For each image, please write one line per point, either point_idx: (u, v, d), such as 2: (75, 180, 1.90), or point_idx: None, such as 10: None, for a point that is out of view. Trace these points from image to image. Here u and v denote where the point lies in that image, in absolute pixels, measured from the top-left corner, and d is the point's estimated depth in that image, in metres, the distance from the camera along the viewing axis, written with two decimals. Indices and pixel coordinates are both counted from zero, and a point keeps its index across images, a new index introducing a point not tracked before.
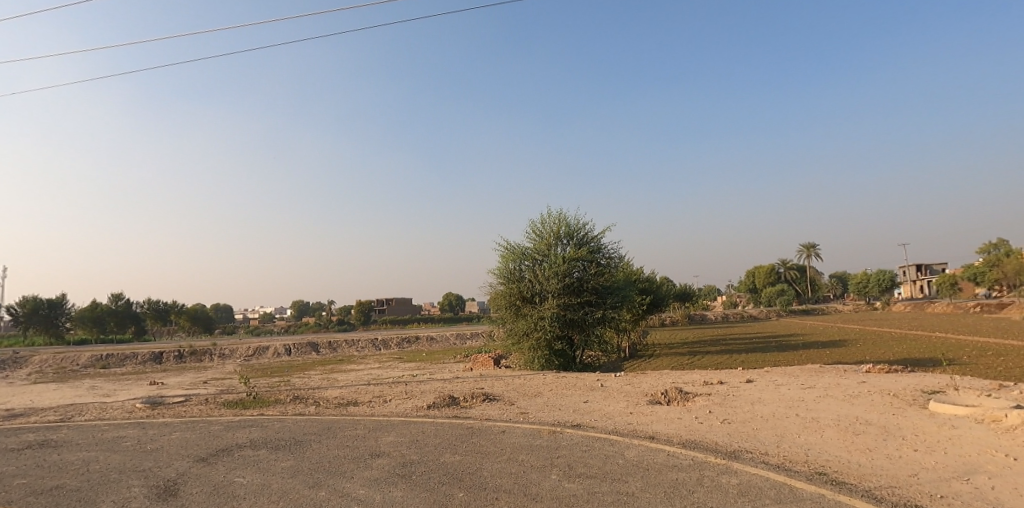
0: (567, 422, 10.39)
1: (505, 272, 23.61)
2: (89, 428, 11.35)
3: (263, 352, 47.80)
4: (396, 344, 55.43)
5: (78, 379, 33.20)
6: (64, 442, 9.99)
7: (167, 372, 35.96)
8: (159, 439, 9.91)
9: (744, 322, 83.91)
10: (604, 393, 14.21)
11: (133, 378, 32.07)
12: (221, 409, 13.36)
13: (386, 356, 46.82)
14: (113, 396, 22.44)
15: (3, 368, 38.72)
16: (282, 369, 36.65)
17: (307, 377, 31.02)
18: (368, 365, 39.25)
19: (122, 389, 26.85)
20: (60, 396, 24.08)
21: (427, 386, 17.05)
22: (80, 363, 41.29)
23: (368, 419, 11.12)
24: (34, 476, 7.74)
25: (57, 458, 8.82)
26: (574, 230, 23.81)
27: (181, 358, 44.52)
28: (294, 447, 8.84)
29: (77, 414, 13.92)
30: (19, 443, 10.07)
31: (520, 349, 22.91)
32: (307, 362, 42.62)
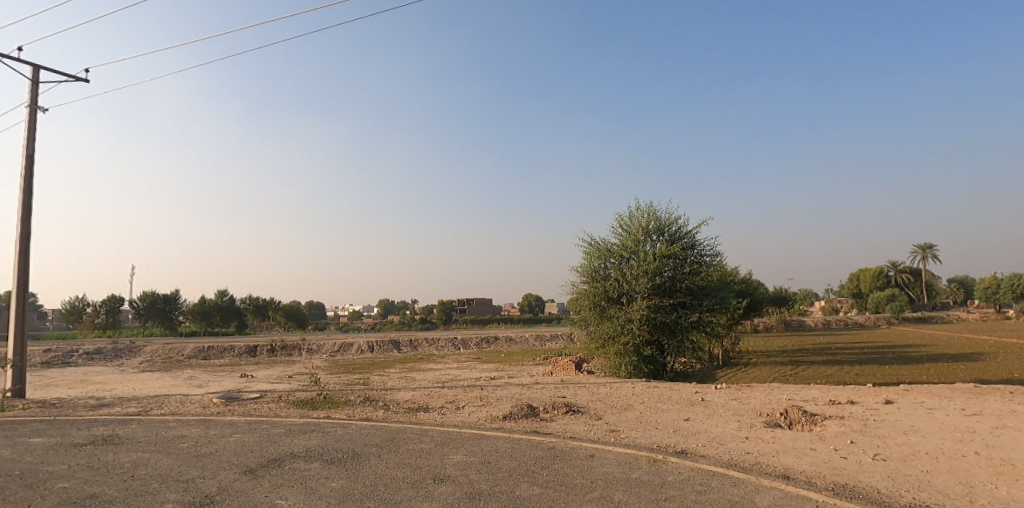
0: (669, 446, 8.60)
1: (589, 270, 21.84)
2: (157, 424, 10.96)
3: (347, 349, 48.93)
4: (475, 344, 55.02)
5: (180, 368, 35.19)
6: (128, 440, 9.53)
7: (258, 364, 37.36)
8: (217, 441, 9.20)
9: (850, 329, 76.30)
10: (709, 410, 12.14)
11: (227, 370, 33.47)
12: (289, 409, 12.72)
13: (466, 356, 46.31)
14: (203, 387, 23.10)
15: (119, 356, 42.00)
16: (364, 367, 37.00)
17: (386, 375, 30.81)
18: (446, 365, 38.82)
19: (215, 380, 27.86)
20: (158, 385, 25.23)
21: (505, 392, 15.74)
22: (184, 354, 44.08)
23: (435, 429, 9.88)
24: (78, 481, 7.08)
25: (113, 458, 8.26)
26: (666, 225, 21.61)
27: (273, 351, 46.47)
28: (351, 462, 7.72)
29: (155, 407, 13.85)
30: (84, 438, 9.72)
31: (606, 354, 21.11)
32: (389, 360, 42.95)
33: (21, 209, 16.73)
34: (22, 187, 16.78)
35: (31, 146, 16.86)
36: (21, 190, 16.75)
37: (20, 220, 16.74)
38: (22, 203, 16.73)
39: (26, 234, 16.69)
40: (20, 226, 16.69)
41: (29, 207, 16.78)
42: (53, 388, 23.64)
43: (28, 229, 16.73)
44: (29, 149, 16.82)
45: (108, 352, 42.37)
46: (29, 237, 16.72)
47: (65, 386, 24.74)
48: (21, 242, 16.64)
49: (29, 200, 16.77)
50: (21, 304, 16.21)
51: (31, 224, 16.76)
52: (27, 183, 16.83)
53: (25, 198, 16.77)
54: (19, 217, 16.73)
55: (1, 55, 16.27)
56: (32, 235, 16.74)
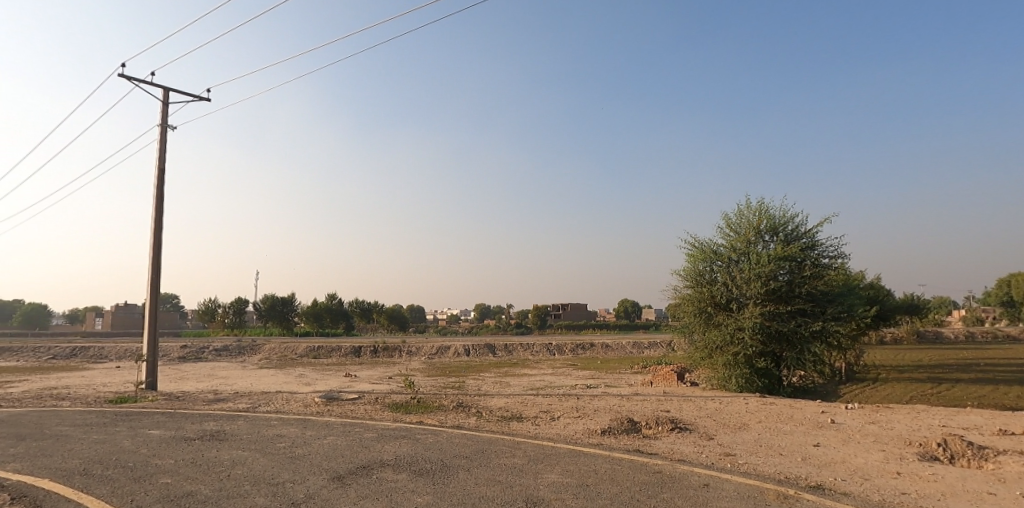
0: (801, 478, 7.31)
1: (693, 274, 20.29)
2: (261, 421, 11.29)
3: (445, 352, 49.99)
4: (570, 349, 54.09)
5: (293, 366, 37.58)
6: (231, 436, 9.80)
7: (362, 364, 39.04)
8: (311, 443, 9.18)
9: (1001, 343, 66.27)
10: (844, 435, 10.45)
11: (334, 369, 35.22)
12: (384, 412, 12.69)
13: (561, 363, 45.54)
14: (310, 385, 24.26)
15: (242, 354, 45.78)
16: (460, 370, 37.42)
17: (481, 380, 30.79)
18: (541, 371, 38.25)
19: (322, 378, 29.32)
20: (272, 382, 26.92)
21: (603, 402, 14.83)
22: (298, 352, 47.21)
23: (529, 442, 9.22)
24: (179, 477, 7.21)
25: (215, 455, 8.45)
26: (781, 224, 19.55)
27: (376, 352, 48.47)
28: (439, 475, 7.26)
29: (262, 404, 14.47)
30: (194, 432, 10.15)
31: (712, 365, 19.45)
32: (484, 364, 43.20)
33: (155, 218, 18.42)
34: (156, 199, 18.47)
35: (162, 160, 18.54)
36: (154, 201, 18.44)
37: (153, 229, 18.44)
38: (155, 213, 18.41)
39: (158, 241, 18.34)
40: (154, 234, 18.39)
41: (160, 216, 18.42)
42: (185, 382, 26.00)
43: (160, 237, 18.36)
44: (160, 164, 18.50)
45: (233, 350, 46.38)
46: (160, 243, 18.34)
47: (195, 380, 27.13)
48: (154, 249, 18.30)
49: (160, 210, 18.42)
50: (154, 305, 17.77)
51: (162, 232, 18.39)
52: (160, 195, 18.50)
53: (157, 208, 18.45)
54: (153, 225, 18.42)
55: (137, 80, 18.01)
56: (163, 242, 18.36)
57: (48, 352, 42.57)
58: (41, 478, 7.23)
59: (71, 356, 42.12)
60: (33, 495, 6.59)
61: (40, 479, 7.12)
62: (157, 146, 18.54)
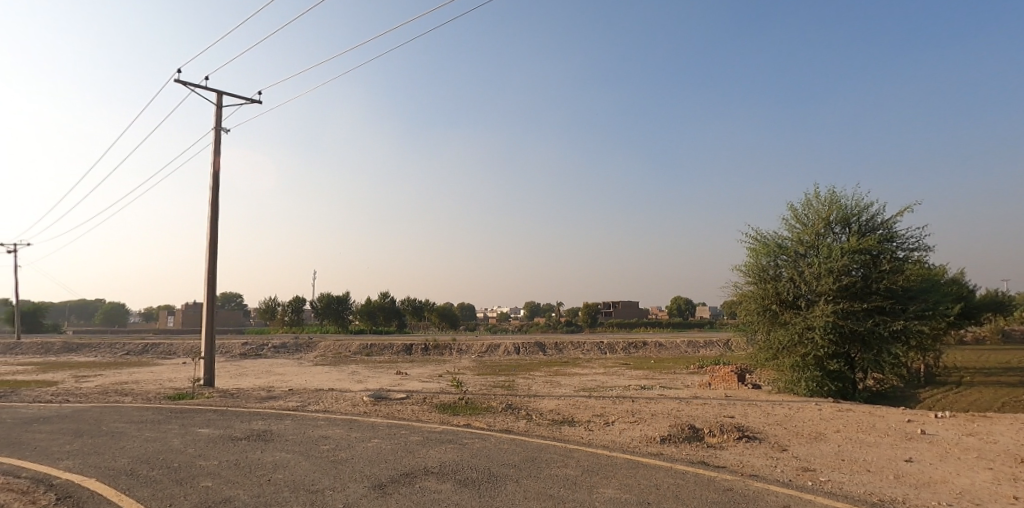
0: (898, 502, 6.35)
1: (756, 270, 18.99)
2: (308, 421, 11.14)
3: (495, 350, 49.80)
4: (622, 348, 52.81)
5: (347, 364, 38.24)
6: (278, 437, 9.64)
7: (413, 362, 39.33)
8: (355, 446, 8.88)
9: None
10: (939, 449, 9.26)
11: (386, 367, 35.58)
12: (431, 413, 12.33)
13: (612, 362, 44.43)
14: (361, 383, 24.41)
15: (299, 351, 47.08)
16: (510, 368, 37.04)
17: (531, 379, 30.25)
18: (593, 370, 37.38)
19: (373, 376, 29.57)
20: (325, 379, 27.33)
21: (660, 406, 13.98)
22: (351, 350, 48.13)
23: (582, 450, 8.57)
24: (220, 481, 7.01)
25: (259, 456, 8.26)
26: (854, 214, 17.98)
27: (427, 350, 48.83)
28: (486, 486, 6.73)
29: (312, 402, 14.43)
30: (242, 432, 10.08)
31: (778, 367, 18.17)
32: (534, 363, 42.69)
33: (210, 219, 18.85)
34: (211, 200, 18.91)
35: (217, 163, 18.96)
36: (209, 202, 18.87)
37: (209, 229, 18.88)
38: (210, 215, 18.84)
39: (213, 241, 18.76)
40: (210, 235, 18.82)
41: (215, 217, 18.83)
42: (244, 378, 26.75)
43: (215, 237, 18.78)
44: (215, 166, 18.95)
45: (290, 347, 47.81)
46: (216, 243, 18.76)
47: (253, 376, 27.89)
48: (210, 248, 18.73)
49: (215, 211, 18.85)
50: (211, 303, 18.18)
51: (217, 232, 18.81)
52: (215, 197, 18.93)
53: (213, 209, 18.88)
54: (209, 226, 18.87)
55: (193, 85, 18.47)
56: (218, 242, 18.78)
57: (122, 348, 45.05)
58: (88, 477, 7.20)
59: (143, 352, 44.46)
60: (77, 495, 6.54)
61: (87, 480, 7.09)
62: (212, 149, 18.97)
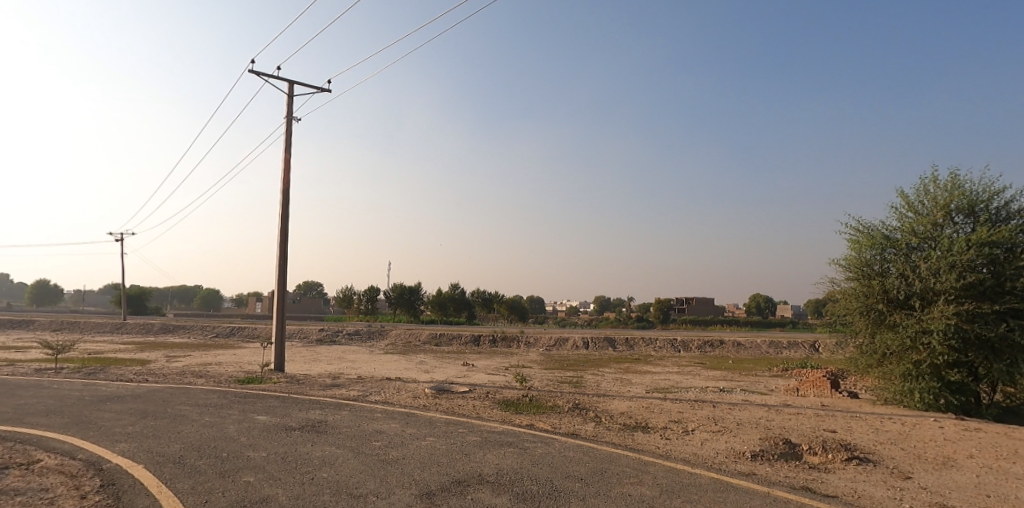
0: None
1: (857, 264, 16.85)
2: (366, 413, 10.69)
3: (563, 344, 48.84)
4: (697, 346, 50.19)
5: (416, 353, 38.60)
6: (332, 429, 9.20)
7: (480, 354, 39.10)
8: (408, 443, 8.23)
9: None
10: None
11: (453, 357, 35.52)
12: (492, 410, 11.57)
13: (687, 360, 42.27)
14: (427, 374, 24.25)
15: (371, 338, 48.31)
16: (579, 364, 35.98)
17: (601, 376, 29.05)
18: (666, 369, 35.61)
19: (440, 366, 29.49)
20: (393, 368, 27.45)
21: (746, 413, 12.53)
22: (421, 339, 48.80)
23: (659, 464, 7.47)
24: (261, 477, 6.55)
25: (309, 450, 7.78)
26: (983, 202, 15.44)
27: (494, 342, 48.63)
28: (545, 504, 5.82)
29: (374, 392, 14.11)
30: (298, 421, 9.75)
31: (885, 374, 16.05)
32: (604, 359, 41.30)
33: (282, 207, 19.11)
34: (283, 187, 19.17)
35: (289, 151, 19.16)
36: (281, 190, 19.14)
37: (281, 217, 19.15)
38: (282, 202, 19.10)
39: (285, 228, 19.00)
40: (281, 222, 19.09)
41: (287, 204, 19.07)
42: (316, 363, 27.40)
43: (286, 224, 19.01)
44: (287, 154, 19.18)
45: (363, 334, 49.14)
46: (287, 230, 19.01)
47: (326, 362, 28.54)
48: (282, 236, 18.99)
49: (287, 198, 19.08)
50: (281, 289, 18.42)
51: (288, 220, 19.04)
52: (287, 185, 19.19)
53: (284, 197, 19.13)
54: (280, 213, 19.13)
55: (267, 74, 18.71)
56: (289, 230, 19.01)
57: (212, 330, 48.08)
58: (137, 463, 6.99)
59: (231, 335, 47.18)
60: (119, 484, 6.27)
61: (135, 466, 6.88)
62: (284, 138, 19.21)
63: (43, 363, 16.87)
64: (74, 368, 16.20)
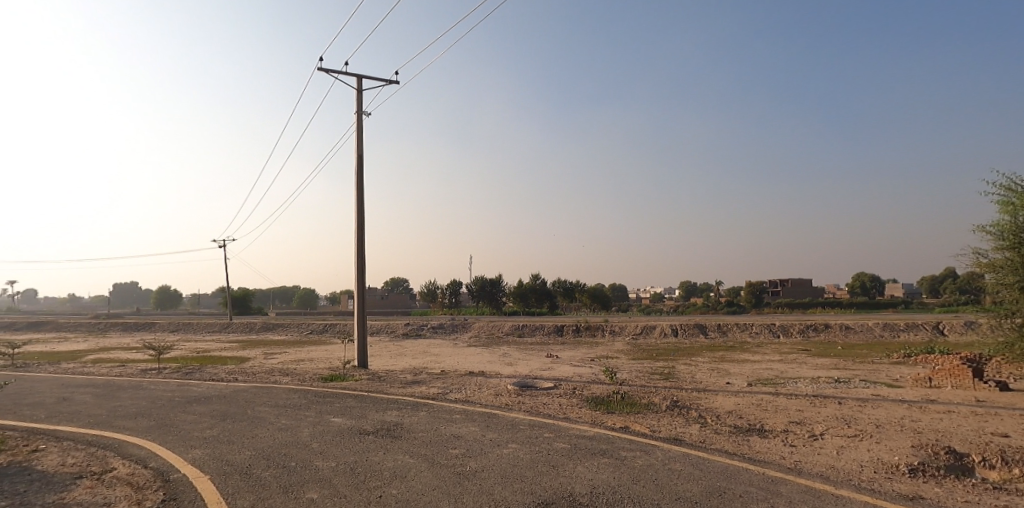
0: None
1: (1012, 231, 14.00)
2: (444, 414, 9.95)
3: (649, 332, 46.75)
4: (799, 331, 46.22)
5: (499, 345, 38.29)
6: (408, 433, 8.50)
7: (564, 345, 38.09)
8: (487, 452, 7.32)
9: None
10: None
11: (536, 349, 34.78)
12: (581, 410, 10.45)
13: (789, 347, 38.91)
14: (510, 367, 23.56)
15: (455, 332, 48.70)
16: (669, 353, 34.03)
17: (694, 366, 27.13)
18: (765, 357, 32.87)
19: (524, 358, 28.78)
20: (476, 361, 27.02)
21: (883, 412, 10.58)
22: (504, 331, 48.53)
23: (791, 482, 6.06)
24: (326, 493, 5.89)
25: (380, 460, 7.07)
26: None
27: (578, 332, 47.41)
28: None
29: (454, 389, 13.43)
30: (373, 424, 9.16)
31: None
32: (696, 347, 38.90)
33: (356, 203, 19.00)
34: (357, 184, 19.05)
35: (360, 148, 18.98)
36: (355, 188, 19.01)
37: (356, 213, 19.04)
38: (357, 198, 18.99)
39: (361, 224, 18.89)
40: (356, 218, 18.98)
41: (362, 200, 18.93)
42: (402, 358, 27.57)
43: (362, 220, 18.87)
44: (358, 149, 19.01)
45: (447, 327, 49.59)
46: (363, 226, 18.87)
47: (411, 356, 28.68)
48: (358, 232, 18.89)
49: (361, 194, 18.94)
50: (360, 285, 18.28)
51: (363, 215, 18.90)
52: (360, 182, 19.04)
53: (358, 193, 19.01)
54: (356, 210, 19.04)
55: (334, 71, 18.55)
56: (365, 226, 18.86)
57: (307, 327, 50.44)
58: (203, 474, 6.56)
59: (324, 331, 49.27)
60: (181, 499, 5.83)
61: (201, 477, 6.46)
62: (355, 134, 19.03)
63: (148, 363, 17.76)
64: (174, 368, 16.88)
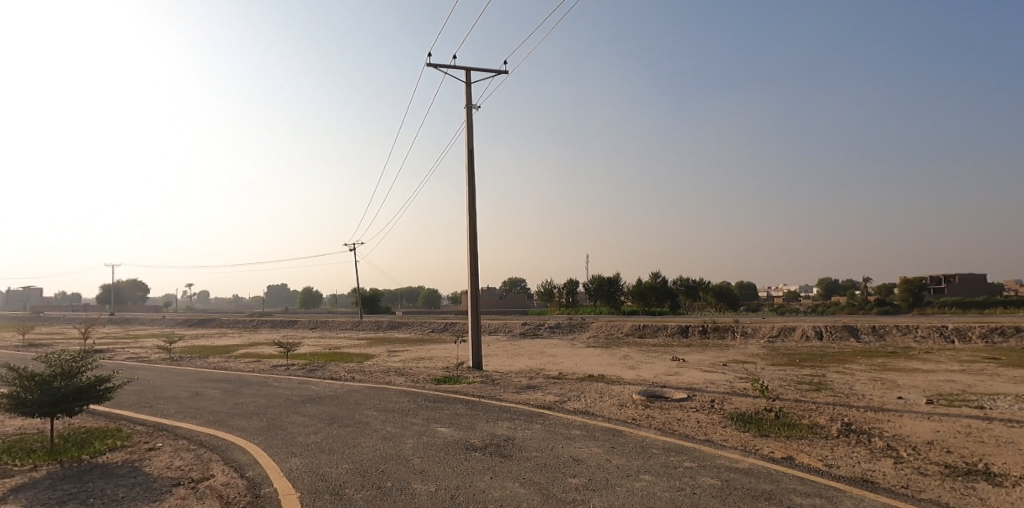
0: None
1: None
2: (561, 428, 8.68)
3: (788, 334, 41.90)
4: (981, 335, 38.68)
5: (619, 346, 36.36)
6: (519, 452, 7.34)
7: (690, 347, 35.19)
8: (614, 485, 5.93)
9: None
10: None
11: (659, 351, 32.38)
12: (726, 431, 8.63)
13: (970, 354, 32.52)
14: (633, 371, 21.75)
15: (573, 331, 47.40)
16: (814, 358, 29.89)
17: (851, 375, 23.27)
18: (941, 365, 27.62)
19: (647, 361, 26.71)
20: (595, 364, 25.43)
21: None
22: (624, 331, 46.27)
23: None
24: None
25: (485, 487, 5.99)
26: None
27: (705, 333, 43.83)
28: None
29: (572, 397, 12.14)
30: (482, 437, 8.15)
31: None
32: (846, 352, 33.94)
33: (468, 200, 18.46)
34: (469, 180, 18.50)
35: (471, 143, 18.41)
36: (467, 184, 18.49)
37: (468, 209, 18.49)
38: (469, 193, 18.44)
39: (474, 221, 18.29)
40: (469, 216, 18.42)
41: (474, 196, 18.34)
42: (519, 358, 26.80)
43: (474, 218, 18.28)
44: (469, 143, 18.47)
45: (565, 327, 48.38)
46: (475, 224, 18.26)
47: (528, 357, 27.83)
48: (470, 229, 18.32)
49: (473, 190, 18.35)
50: (473, 284, 17.64)
51: (475, 212, 18.30)
52: (472, 177, 18.46)
53: (470, 190, 18.45)
54: (468, 207, 18.49)
55: (444, 66, 18.10)
56: (477, 223, 18.23)
57: (429, 325, 52.05)
58: (294, 491, 5.90)
59: (445, 330, 50.43)
60: None
61: (289, 496, 5.78)
62: (465, 130, 18.50)
63: (279, 360, 18.56)
64: (301, 365, 17.44)
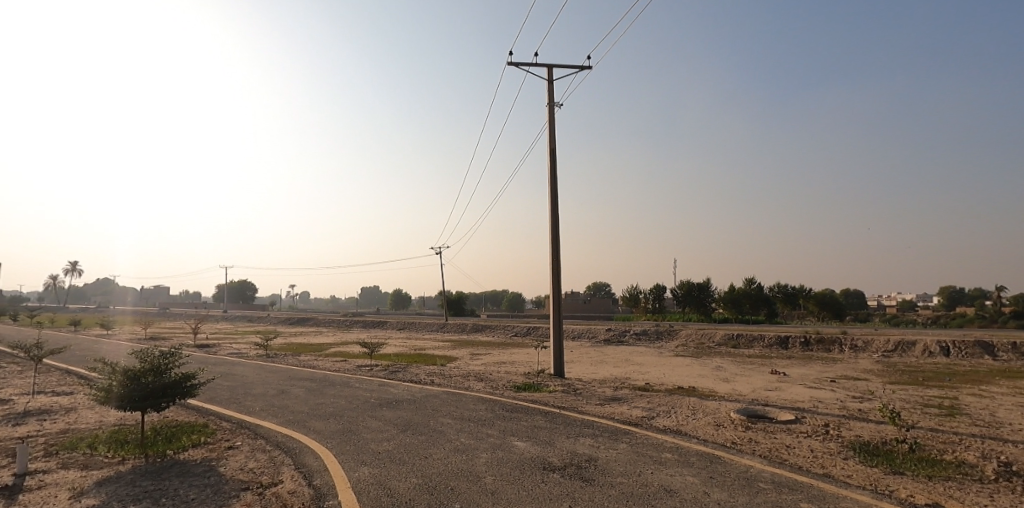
0: None
1: None
2: (650, 449, 7.79)
3: (907, 348, 37.41)
4: None
5: (710, 356, 34.17)
6: (602, 476, 6.57)
7: (791, 359, 32.32)
8: None
9: None
10: None
11: (756, 363, 29.96)
12: (848, 464, 7.33)
13: None
14: (727, 385, 20.06)
15: (660, 339, 45.34)
16: (942, 377, 26.28)
17: (990, 399, 20.07)
18: None
19: (742, 374, 24.66)
20: (685, 375, 23.85)
21: None
22: (716, 341, 43.56)
23: None
24: None
25: None
26: None
27: (808, 345, 40.23)
28: None
29: (661, 412, 11.11)
30: (561, 456, 7.45)
31: None
32: (982, 371, 29.61)
33: (551, 201, 17.84)
34: (551, 180, 17.89)
35: (554, 142, 17.80)
36: (550, 184, 17.88)
37: (551, 210, 17.87)
38: (551, 193, 17.84)
39: (556, 222, 17.65)
40: (551, 217, 17.80)
41: (556, 196, 17.72)
42: (602, 366, 25.75)
43: (557, 219, 17.63)
44: (551, 141, 17.87)
45: (652, 334, 46.40)
46: (558, 226, 17.61)
47: (613, 365, 26.66)
48: (553, 231, 17.69)
49: (556, 190, 17.72)
50: (555, 288, 16.96)
51: (558, 213, 17.64)
52: (555, 177, 17.82)
53: (552, 190, 17.82)
54: (550, 208, 17.87)
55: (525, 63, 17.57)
56: (560, 225, 17.56)
57: (512, 329, 51.92)
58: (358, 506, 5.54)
59: (527, 334, 50.09)
60: None
61: None
62: (548, 128, 17.92)
63: (364, 360, 18.86)
64: (384, 366, 17.58)
